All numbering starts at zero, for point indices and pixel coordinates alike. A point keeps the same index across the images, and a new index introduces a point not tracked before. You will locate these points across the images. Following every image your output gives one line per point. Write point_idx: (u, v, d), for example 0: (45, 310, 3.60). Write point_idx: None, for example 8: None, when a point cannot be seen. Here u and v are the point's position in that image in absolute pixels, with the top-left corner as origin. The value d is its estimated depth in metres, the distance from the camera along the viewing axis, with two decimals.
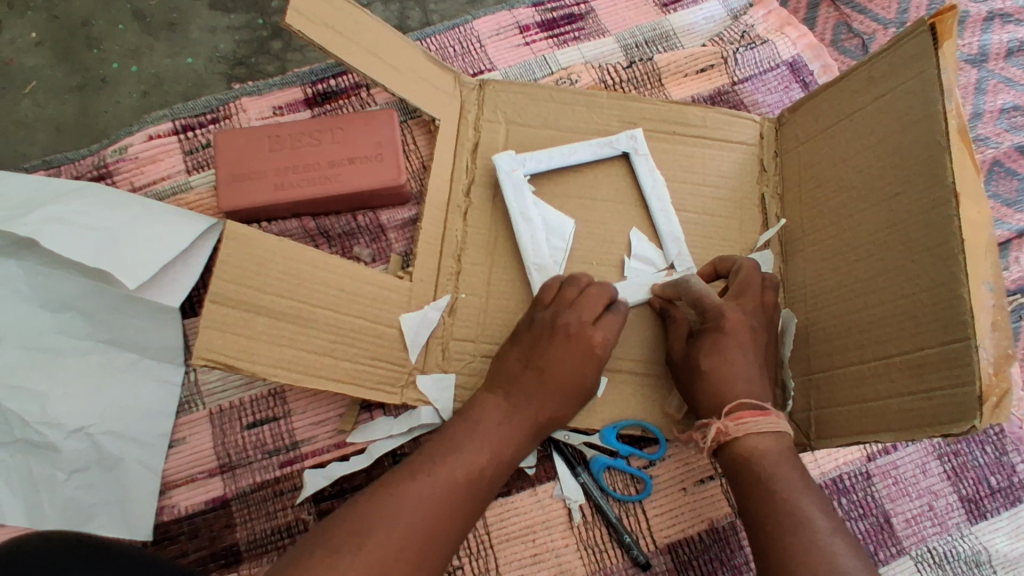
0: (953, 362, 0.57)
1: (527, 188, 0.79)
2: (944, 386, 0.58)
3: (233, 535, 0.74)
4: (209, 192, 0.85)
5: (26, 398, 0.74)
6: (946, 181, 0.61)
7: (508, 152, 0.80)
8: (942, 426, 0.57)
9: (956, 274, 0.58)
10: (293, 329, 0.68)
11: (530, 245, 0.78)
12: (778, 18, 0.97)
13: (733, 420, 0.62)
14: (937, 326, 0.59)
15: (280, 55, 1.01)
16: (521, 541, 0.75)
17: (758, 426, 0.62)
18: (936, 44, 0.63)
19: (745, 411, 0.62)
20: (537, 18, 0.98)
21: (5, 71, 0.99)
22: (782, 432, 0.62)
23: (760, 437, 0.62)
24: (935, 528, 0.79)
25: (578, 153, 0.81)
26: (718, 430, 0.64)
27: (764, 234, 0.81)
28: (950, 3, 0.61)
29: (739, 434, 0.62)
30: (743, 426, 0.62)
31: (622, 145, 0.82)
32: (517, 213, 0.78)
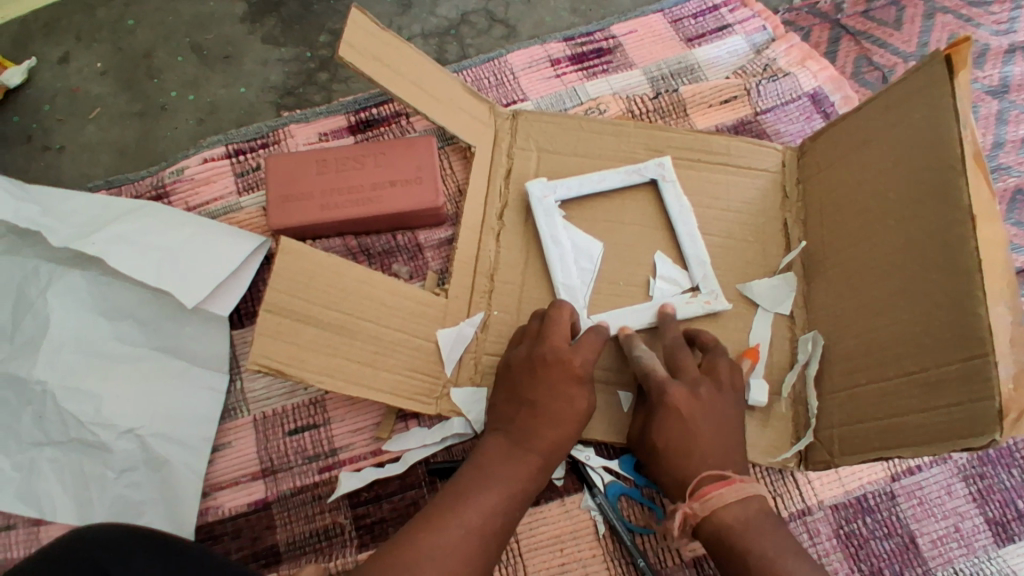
0: (973, 377, 0.60)
1: (558, 213, 0.83)
2: (965, 401, 0.61)
3: (273, 536, 0.77)
4: (259, 212, 0.91)
5: (84, 399, 0.79)
6: (962, 204, 0.64)
7: (540, 179, 0.85)
8: (962, 440, 0.60)
9: (974, 292, 0.61)
10: (339, 340, 0.72)
11: (560, 266, 0.82)
12: (800, 53, 1.02)
13: (696, 498, 0.65)
14: (956, 344, 0.62)
15: (326, 85, 1.07)
16: (549, 550, 0.77)
17: (722, 500, 0.64)
18: (951, 71, 0.66)
19: (706, 487, 0.65)
20: (567, 52, 1.03)
21: (75, 99, 1.07)
22: (749, 497, 0.65)
23: (727, 509, 0.64)
24: (961, 550, 0.79)
25: (607, 180, 0.85)
26: (687, 512, 0.66)
27: (786, 256, 0.84)
28: (965, 33, 0.64)
29: (706, 510, 0.65)
30: (708, 503, 0.65)
31: (651, 172, 0.85)
32: (547, 236, 0.82)
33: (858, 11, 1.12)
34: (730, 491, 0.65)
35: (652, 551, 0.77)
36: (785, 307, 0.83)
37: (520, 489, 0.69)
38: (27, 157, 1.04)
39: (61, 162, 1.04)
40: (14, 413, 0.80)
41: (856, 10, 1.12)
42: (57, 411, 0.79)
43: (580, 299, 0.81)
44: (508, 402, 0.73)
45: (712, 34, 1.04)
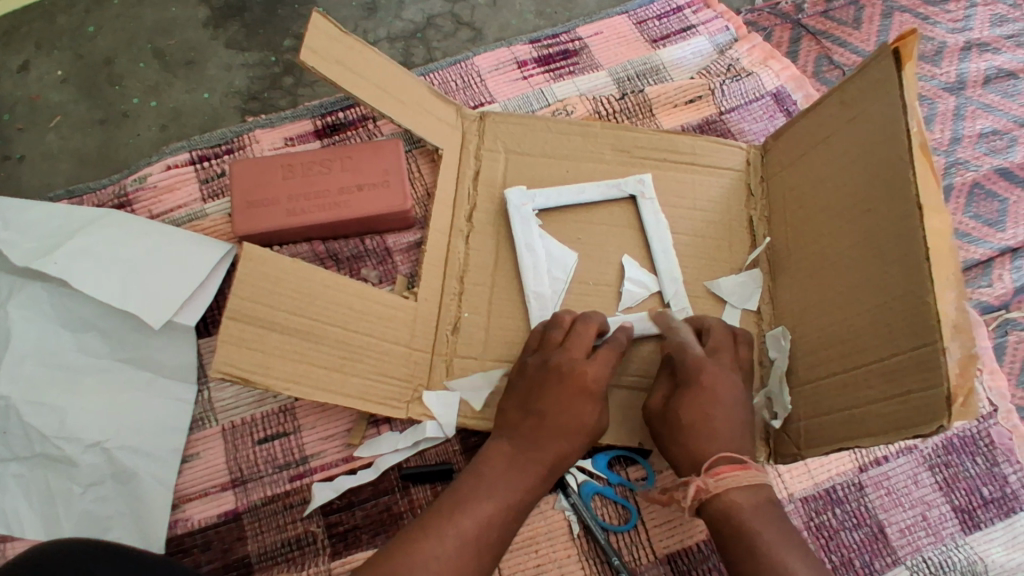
0: (923, 365, 0.62)
1: (534, 221, 0.84)
2: (916, 388, 0.62)
3: (244, 547, 0.76)
4: (224, 219, 0.90)
5: (46, 413, 0.78)
6: (912, 197, 0.65)
7: (519, 187, 0.86)
8: (915, 427, 0.62)
9: (923, 282, 0.63)
10: (305, 345, 0.71)
11: (533, 272, 0.82)
12: (762, 52, 1.03)
13: (711, 476, 0.64)
14: (908, 333, 0.64)
15: (292, 90, 1.06)
16: (524, 552, 0.77)
17: (739, 480, 0.63)
18: (900, 68, 0.68)
19: (723, 467, 0.64)
20: (533, 54, 1.04)
21: (33, 107, 1.05)
22: (760, 484, 0.64)
23: (739, 489, 0.63)
24: (930, 538, 0.80)
25: (587, 193, 0.86)
26: (698, 488, 0.64)
27: (752, 252, 0.85)
28: (911, 28, 0.66)
29: (718, 489, 0.63)
30: (722, 482, 0.63)
31: (630, 188, 0.87)
32: (521, 242, 0.83)
33: (818, 11, 1.14)
34: (747, 474, 0.63)
35: (627, 549, 0.78)
36: (752, 303, 0.84)
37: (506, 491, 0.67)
38: None
39: (20, 172, 1.02)
40: None
41: (816, 10, 1.15)
42: (18, 425, 0.77)
43: (551, 304, 0.81)
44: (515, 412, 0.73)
45: (676, 35, 1.06)
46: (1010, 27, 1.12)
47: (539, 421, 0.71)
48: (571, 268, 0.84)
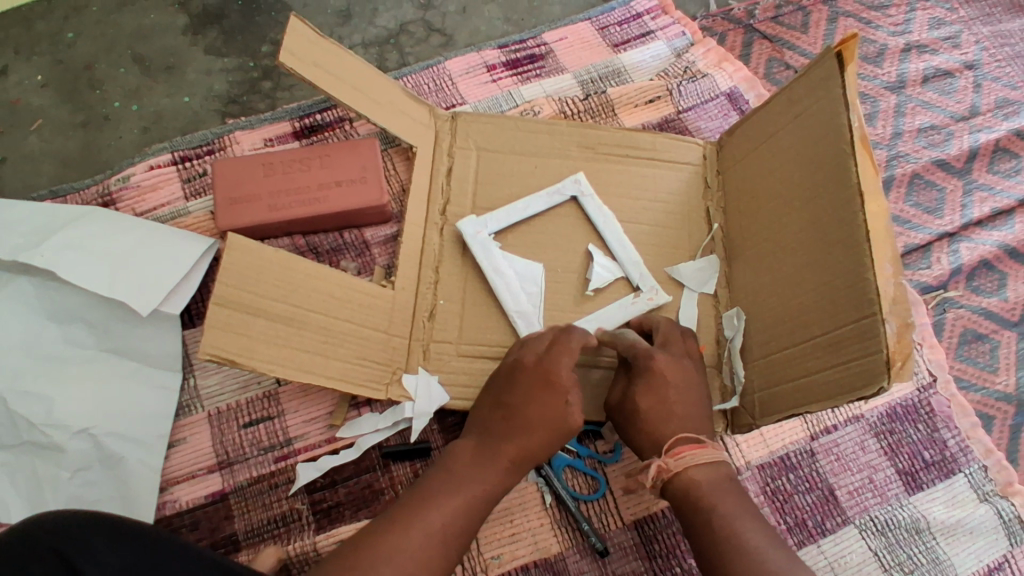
0: (865, 333, 0.68)
1: (494, 245, 0.88)
2: (858, 356, 0.68)
3: (231, 525, 0.79)
4: (207, 216, 0.93)
5: (34, 402, 0.80)
6: (852, 183, 0.72)
7: (471, 217, 0.89)
8: (859, 390, 0.68)
9: (864, 260, 0.69)
10: (289, 331, 0.75)
11: (508, 295, 0.86)
12: (716, 56, 1.10)
13: (671, 457, 0.70)
14: (851, 307, 0.70)
15: (270, 93, 1.10)
16: (500, 523, 0.81)
17: (694, 459, 0.70)
18: (841, 67, 0.75)
19: (681, 447, 0.71)
20: (502, 58, 1.09)
21: (14, 110, 1.08)
22: (719, 462, 0.70)
23: (698, 467, 0.70)
24: (876, 499, 0.88)
25: (533, 205, 0.91)
26: (660, 467, 0.71)
27: (702, 241, 0.92)
28: (852, 32, 0.72)
29: (677, 467, 0.70)
30: (681, 461, 0.70)
31: (569, 189, 0.92)
32: (489, 269, 0.87)
33: (769, 17, 1.22)
34: (703, 452, 0.70)
35: (596, 516, 0.83)
36: (710, 286, 0.90)
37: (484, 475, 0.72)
38: None
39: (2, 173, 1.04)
40: None
41: (767, 15, 1.22)
42: (5, 415, 0.80)
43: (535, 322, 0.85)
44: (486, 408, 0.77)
45: (635, 40, 1.12)
46: (947, 30, 1.21)
47: (510, 414, 0.75)
48: (541, 278, 0.88)
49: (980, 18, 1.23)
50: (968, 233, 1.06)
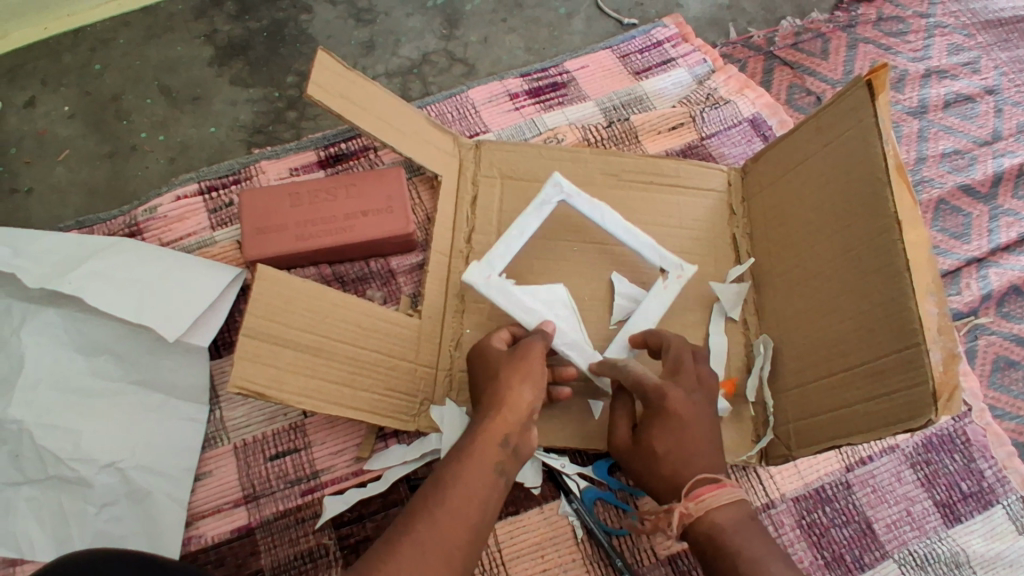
0: (909, 365, 0.67)
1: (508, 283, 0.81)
2: (903, 387, 0.67)
3: (258, 561, 0.78)
4: (233, 245, 0.94)
5: (60, 435, 0.79)
6: (889, 212, 0.71)
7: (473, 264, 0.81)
8: (903, 422, 0.66)
9: (905, 290, 0.68)
10: (318, 362, 0.75)
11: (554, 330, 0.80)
12: (737, 82, 1.10)
13: (691, 501, 0.65)
14: (892, 337, 0.69)
15: (295, 123, 1.11)
16: (531, 557, 0.80)
17: (715, 501, 0.64)
18: (874, 97, 0.74)
19: (700, 489, 0.65)
20: (525, 87, 1.10)
21: (41, 141, 1.09)
22: (740, 501, 0.66)
23: (719, 510, 0.64)
24: (914, 532, 0.85)
25: (528, 226, 0.85)
26: (681, 513, 0.65)
27: (733, 270, 0.90)
28: (882, 62, 0.72)
29: (699, 511, 0.65)
30: (702, 504, 0.65)
31: (553, 194, 0.86)
32: (518, 311, 0.80)
33: (788, 44, 1.23)
34: (722, 494, 0.65)
35: (629, 551, 0.81)
36: (743, 315, 0.88)
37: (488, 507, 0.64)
38: None
39: (30, 204, 1.05)
40: None
41: (786, 42, 1.23)
42: (30, 449, 0.79)
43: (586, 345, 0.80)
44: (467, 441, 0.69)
45: (657, 68, 1.13)
46: (966, 56, 1.21)
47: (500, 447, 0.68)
48: (566, 297, 0.83)
49: (997, 44, 1.23)
50: (996, 258, 1.05)
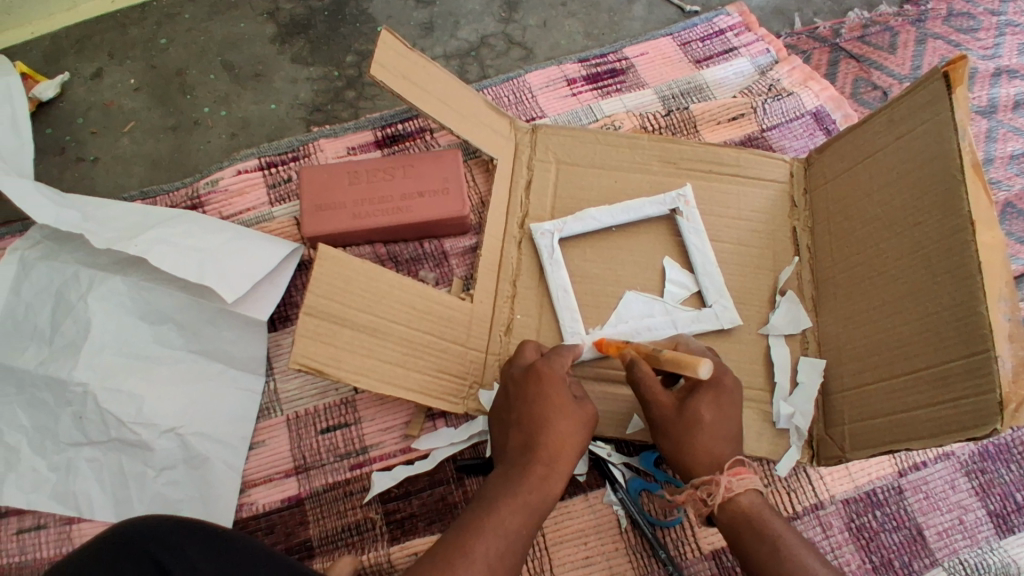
0: (976, 372, 0.65)
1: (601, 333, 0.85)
2: (969, 393, 0.65)
3: (306, 531, 0.82)
4: (291, 221, 0.95)
5: (124, 399, 0.83)
6: (963, 212, 0.69)
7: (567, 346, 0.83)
8: (967, 430, 0.65)
9: (976, 293, 0.66)
10: (373, 341, 0.76)
11: (671, 326, 0.85)
12: (801, 74, 1.07)
13: (735, 475, 0.64)
14: (959, 341, 0.67)
15: (353, 102, 1.12)
16: (574, 544, 0.81)
17: (757, 482, 0.65)
18: (950, 91, 0.71)
19: (742, 467, 0.65)
20: (582, 72, 1.09)
21: (107, 112, 1.12)
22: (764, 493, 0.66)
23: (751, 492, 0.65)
24: (966, 541, 0.83)
25: (560, 273, 0.86)
26: (716, 487, 0.64)
27: (781, 275, 0.88)
28: (960, 54, 0.70)
29: (739, 489, 0.64)
30: (743, 482, 0.64)
31: (546, 239, 0.87)
32: (638, 335, 0.84)
33: (855, 36, 1.19)
34: (757, 478, 0.66)
35: (673, 543, 0.81)
36: (806, 320, 0.85)
37: (529, 494, 0.63)
38: (61, 169, 1.09)
39: (97, 175, 1.09)
40: (52, 414, 0.83)
41: (853, 34, 1.19)
42: (95, 411, 0.82)
43: (686, 316, 0.85)
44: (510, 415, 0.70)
45: (719, 56, 1.10)
46: None
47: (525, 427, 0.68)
48: (637, 293, 0.87)
49: None
50: None
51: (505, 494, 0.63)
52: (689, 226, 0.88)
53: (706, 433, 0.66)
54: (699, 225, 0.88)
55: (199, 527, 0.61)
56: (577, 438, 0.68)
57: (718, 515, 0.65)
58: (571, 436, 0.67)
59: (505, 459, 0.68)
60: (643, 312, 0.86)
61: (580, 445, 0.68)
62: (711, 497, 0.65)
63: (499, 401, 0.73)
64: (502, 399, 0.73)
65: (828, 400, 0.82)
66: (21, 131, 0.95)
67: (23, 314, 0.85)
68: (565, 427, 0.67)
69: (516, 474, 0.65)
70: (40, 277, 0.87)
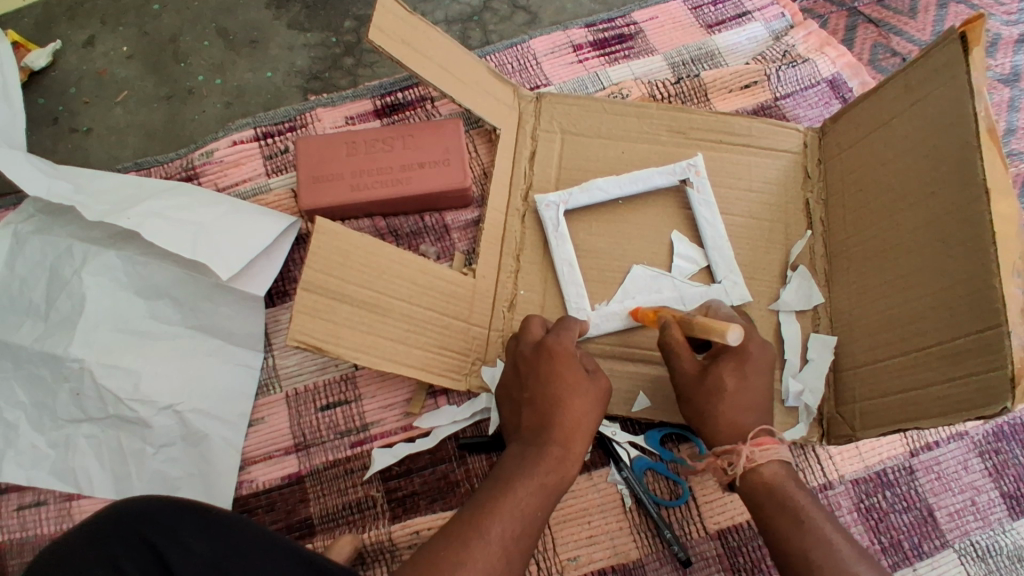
0: (987, 347, 0.63)
1: (611, 307, 0.82)
2: (980, 370, 0.63)
3: (307, 509, 0.81)
4: (288, 194, 0.93)
5: (121, 375, 0.82)
6: (979, 181, 0.66)
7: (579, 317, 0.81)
8: (977, 409, 0.62)
9: (989, 265, 0.64)
10: (372, 317, 0.74)
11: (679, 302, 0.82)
12: (817, 39, 1.03)
13: (757, 446, 0.62)
14: (970, 316, 0.65)
15: (352, 70, 1.09)
16: (578, 523, 0.80)
17: (783, 452, 0.63)
18: (966, 52, 0.68)
19: (767, 437, 0.63)
20: (589, 38, 1.05)
21: (100, 81, 1.09)
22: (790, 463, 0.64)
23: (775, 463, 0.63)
24: (977, 522, 0.82)
25: (565, 247, 0.83)
26: (736, 457, 0.63)
27: (793, 249, 0.85)
28: (978, 12, 0.66)
29: (762, 460, 0.62)
30: (767, 453, 0.62)
31: (548, 212, 0.84)
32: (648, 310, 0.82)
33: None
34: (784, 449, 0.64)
35: (678, 523, 0.80)
36: (818, 297, 0.83)
37: (547, 475, 0.62)
38: (54, 139, 1.07)
39: (91, 146, 1.06)
40: (49, 389, 0.82)
41: None
42: (91, 388, 0.81)
43: (695, 292, 0.83)
44: (521, 392, 0.69)
45: (731, 21, 1.06)
46: None
47: (538, 406, 0.66)
48: (647, 269, 0.84)
49: None
50: None
51: (513, 473, 0.62)
52: (700, 198, 0.85)
53: (728, 401, 0.65)
54: (710, 197, 0.85)
55: (196, 508, 0.60)
56: (592, 417, 0.66)
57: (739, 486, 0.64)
58: (586, 415, 0.66)
59: (518, 439, 0.66)
60: (651, 289, 0.83)
61: (596, 423, 0.67)
62: (734, 466, 0.63)
63: (508, 378, 0.72)
64: (512, 373, 0.71)
65: (839, 377, 0.80)
66: (13, 99, 0.92)
67: (18, 289, 0.84)
68: (581, 406, 0.65)
69: (531, 454, 0.63)
70: (34, 251, 0.85)
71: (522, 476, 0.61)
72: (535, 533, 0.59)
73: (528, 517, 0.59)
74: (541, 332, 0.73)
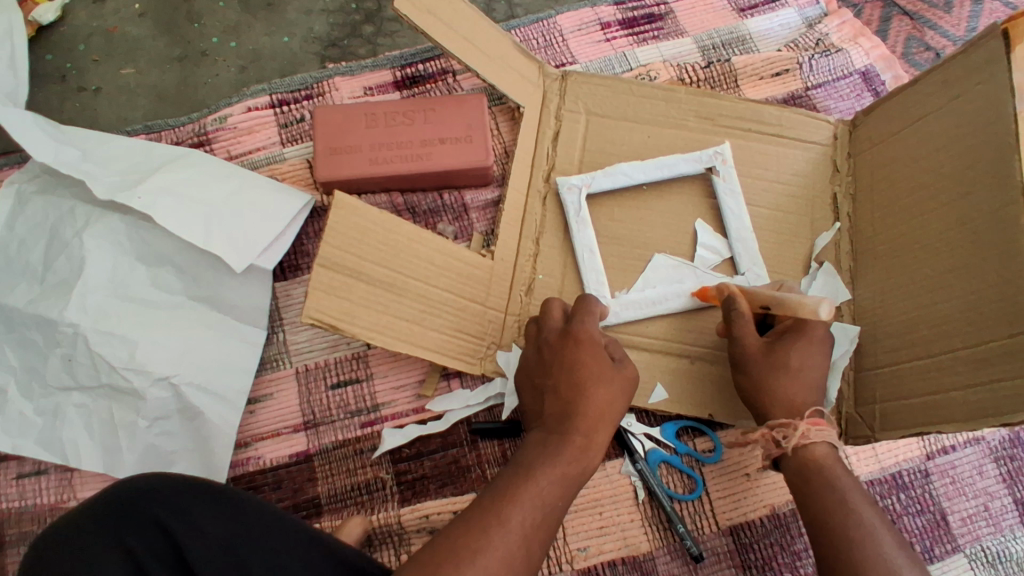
0: (1016, 353, 0.61)
1: (632, 293, 0.81)
2: (1008, 377, 0.61)
3: (314, 488, 0.80)
4: (303, 164, 0.90)
5: (114, 343, 0.79)
6: (1016, 183, 0.64)
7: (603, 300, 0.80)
8: (1003, 416, 0.61)
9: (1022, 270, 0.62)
10: (389, 296, 0.72)
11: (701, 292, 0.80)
12: (852, 28, 1.00)
13: (814, 425, 0.65)
14: (1002, 320, 0.63)
15: (372, 39, 1.05)
16: (589, 513, 0.79)
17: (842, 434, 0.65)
18: (1010, 49, 0.66)
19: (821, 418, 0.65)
20: (618, 16, 1.02)
21: (109, 39, 1.05)
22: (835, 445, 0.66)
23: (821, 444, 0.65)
24: (989, 528, 0.81)
25: (585, 232, 0.81)
26: (791, 431, 0.65)
27: (819, 241, 0.83)
28: None
29: (816, 438, 0.64)
30: (821, 433, 0.64)
31: (569, 195, 0.82)
32: (669, 299, 0.80)
33: None
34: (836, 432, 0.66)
35: (690, 517, 0.79)
36: (844, 294, 0.80)
37: (570, 464, 0.60)
38: (61, 97, 1.03)
39: (99, 107, 1.03)
40: (46, 356, 0.80)
41: None
42: (85, 354, 0.79)
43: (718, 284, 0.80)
44: (546, 379, 0.67)
45: (764, 5, 1.02)
46: None
47: (561, 395, 0.65)
48: (668, 258, 0.82)
49: None
50: None
51: (533, 461, 0.60)
52: (726, 187, 0.83)
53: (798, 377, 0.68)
54: (737, 186, 0.83)
55: (207, 487, 0.58)
56: (617, 404, 0.65)
57: (787, 460, 0.66)
58: (610, 404, 0.65)
59: (541, 426, 0.65)
60: (671, 278, 0.81)
61: (620, 410, 0.66)
62: (787, 440, 0.65)
63: (530, 362, 0.70)
64: (535, 356, 0.70)
65: (857, 377, 0.78)
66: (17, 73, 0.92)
67: (16, 250, 0.81)
68: (605, 395, 0.64)
69: (554, 442, 0.62)
70: (36, 212, 0.82)
71: (545, 463, 0.60)
72: (556, 522, 0.58)
73: (548, 506, 0.57)
74: (561, 313, 0.72)
